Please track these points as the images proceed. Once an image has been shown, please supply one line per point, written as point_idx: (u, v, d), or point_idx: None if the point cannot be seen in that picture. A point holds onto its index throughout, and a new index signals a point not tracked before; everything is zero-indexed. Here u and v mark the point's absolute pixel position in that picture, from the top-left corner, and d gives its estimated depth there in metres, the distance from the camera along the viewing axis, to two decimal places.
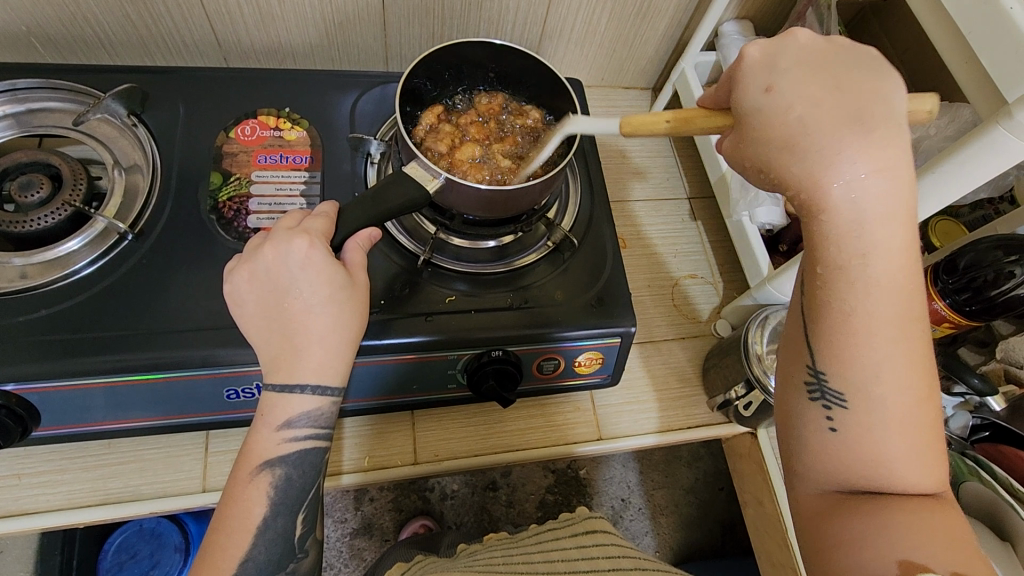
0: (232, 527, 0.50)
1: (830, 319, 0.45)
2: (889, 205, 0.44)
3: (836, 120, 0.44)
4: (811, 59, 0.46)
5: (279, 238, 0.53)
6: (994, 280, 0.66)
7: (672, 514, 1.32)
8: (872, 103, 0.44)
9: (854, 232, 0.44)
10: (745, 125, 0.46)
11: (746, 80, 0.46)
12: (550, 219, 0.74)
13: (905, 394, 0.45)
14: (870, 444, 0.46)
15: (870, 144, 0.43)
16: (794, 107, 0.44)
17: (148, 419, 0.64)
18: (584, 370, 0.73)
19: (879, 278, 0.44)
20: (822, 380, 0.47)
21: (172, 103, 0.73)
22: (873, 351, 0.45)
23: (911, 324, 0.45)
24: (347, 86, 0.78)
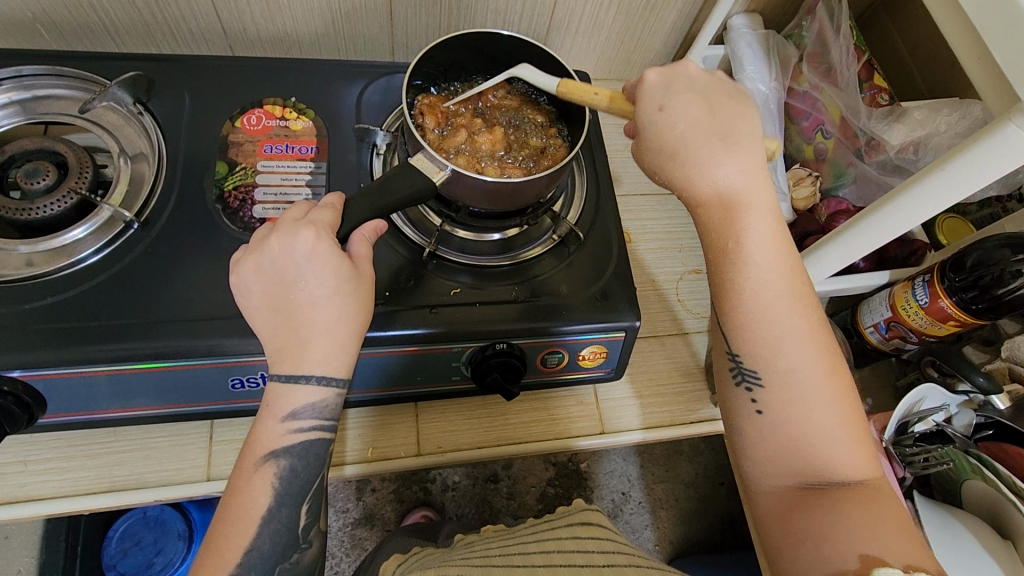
0: (238, 515, 0.51)
1: (732, 303, 0.51)
2: (755, 200, 0.51)
3: (707, 135, 0.51)
4: (693, 85, 0.54)
5: (286, 230, 0.53)
6: (1001, 278, 0.66)
7: (672, 508, 1.32)
8: (734, 118, 0.52)
9: (732, 222, 0.51)
10: (641, 136, 0.53)
11: (643, 99, 0.53)
12: (556, 212, 0.74)
13: (807, 366, 0.50)
14: (790, 422, 0.50)
15: (735, 153, 0.51)
16: (676, 123, 0.52)
17: (153, 407, 0.64)
18: (587, 364, 0.73)
19: (765, 261, 0.50)
20: (740, 365, 0.52)
21: (177, 92, 0.73)
22: (770, 329, 0.50)
23: (801, 300, 0.50)
24: (353, 76, 0.78)
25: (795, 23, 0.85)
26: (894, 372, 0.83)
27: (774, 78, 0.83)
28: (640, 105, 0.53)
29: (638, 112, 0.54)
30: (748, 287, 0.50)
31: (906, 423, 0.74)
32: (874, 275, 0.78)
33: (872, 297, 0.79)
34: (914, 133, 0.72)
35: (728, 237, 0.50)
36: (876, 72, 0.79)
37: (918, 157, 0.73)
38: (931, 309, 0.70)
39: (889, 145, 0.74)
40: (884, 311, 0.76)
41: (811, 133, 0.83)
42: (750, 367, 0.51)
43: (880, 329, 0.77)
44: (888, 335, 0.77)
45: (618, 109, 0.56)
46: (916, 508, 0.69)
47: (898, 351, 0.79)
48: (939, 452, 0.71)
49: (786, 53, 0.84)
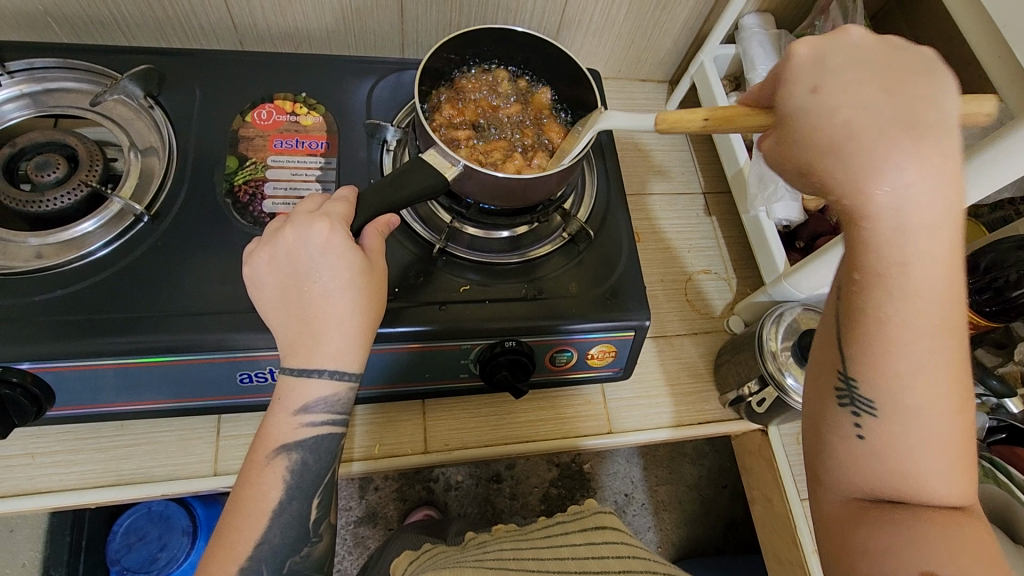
0: (248, 508, 0.50)
1: (868, 326, 0.42)
2: (933, 211, 0.40)
3: (882, 122, 0.40)
4: (862, 59, 0.42)
5: (300, 222, 0.53)
6: (1017, 281, 0.65)
7: (676, 510, 1.32)
8: (926, 103, 0.40)
9: (896, 234, 0.40)
10: (787, 126, 0.43)
11: (793, 79, 0.43)
12: (566, 210, 0.73)
13: (942, 403, 0.42)
14: (898, 454, 0.43)
15: (920, 151, 0.39)
16: (840, 111, 0.41)
17: (161, 401, 0.64)
18: (596, 363, 0.73)
19: (924, 280, 0.40)
20: (853, 387, 0.44)
21: (189, 86, 0.73)
22: (910, 357, 0.42)
23: (954, 329, 0.41)
24: (364, 72, 0.77)
25: (806, 23, 0.85)
26: None
27: None
28: (783, 88, 0.44)
29: (783, 95, 0.43)
30: (896, 309, 0.41)
31: None
32: None
33: None
34: None
35: (883, 250, 0.40)
36: None
37: None
38: None
39: None
40: None
41: None
42: (869, 393, 0.43)
43: None
44: None
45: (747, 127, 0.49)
46: None
47: None
48: None
49: None
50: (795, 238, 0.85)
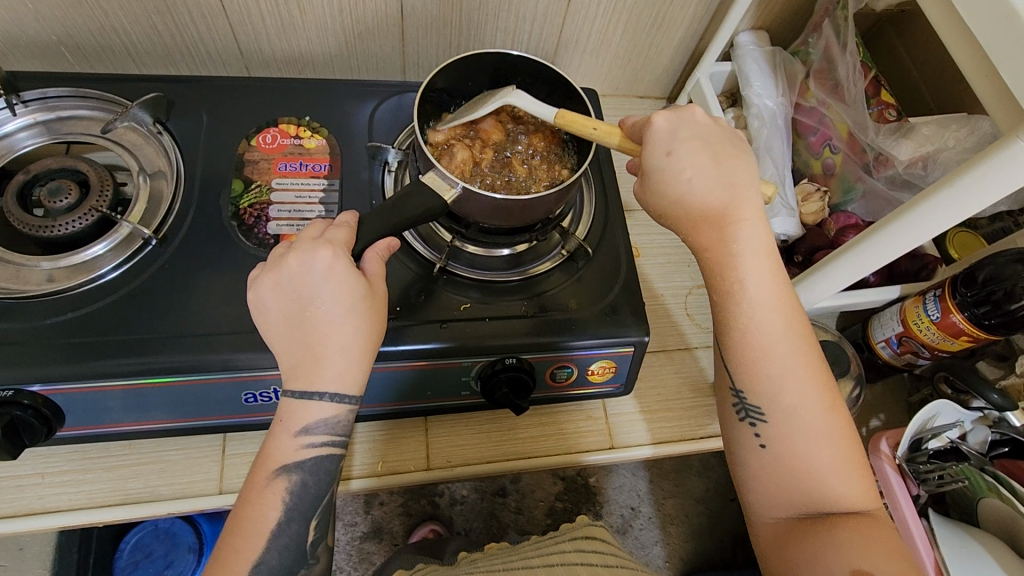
0: (249, 530, 0.51)
1: (734, 344, 0.54)
2: (756, 246, 0.54)
3: (713, 183, 0.53)
4: (701, 134, 0.55)
5: (304, 248, 0.54)
6: (1013, 293, 0.65)
7: (683, 524, 1.31)
8: (738, 169, 0.55)
9: (738, 265, 0.53)
10: (651, 179, 0.55)
11: (652, 143, 0.55)
12: (565, 228, 0.74)
13: (805, 399, 0.53)
14: (793, 455, 0.52)
15: (737, 204, 0.54)
16: (684, 170, 0.54)
17: (168, 421, 0.65)
18: (597, 378, 0.73)
19: (762, 300, 0.53)
20: (743, 401, 0.55)
21: (196, 111, 0.75)
22: (770, 364, 0.53)
23: (796, 335, 0.53)
24: (366, 95, 0.79)
25: (800, 39, 0.86)
26: (906, 388, 0.82)
27: (781, 93, 0.85)
28: (649, 147, 0.55)
29: (648, 156, 0.55)
30: (749, 327, 0.53)
31: (919, 440, 0.72)
32: (885, 289, 0.78)
33: (884, 311, 0.79)
34: (922, 149, 0.72)
35: (731, 280, 0.53)
36: (883, 89, 0.79)
37: (927, 173, 0.72)
38: (944, 325, 0.70)
39: (897, 161, 0.73)
40: (895, 325, 0.76)
41: (820, 147, 0.83)
42: (754, 403, 0.54)
43: (891, 344, 0.77)
44: (900, 350, 0.76)
45: (626, 150, 0.58)
46: (930, 525, 0.67)
47: (911, 366, 0.78)
48: (954, 468, 0.69)
49: (793, 69, 0.85)
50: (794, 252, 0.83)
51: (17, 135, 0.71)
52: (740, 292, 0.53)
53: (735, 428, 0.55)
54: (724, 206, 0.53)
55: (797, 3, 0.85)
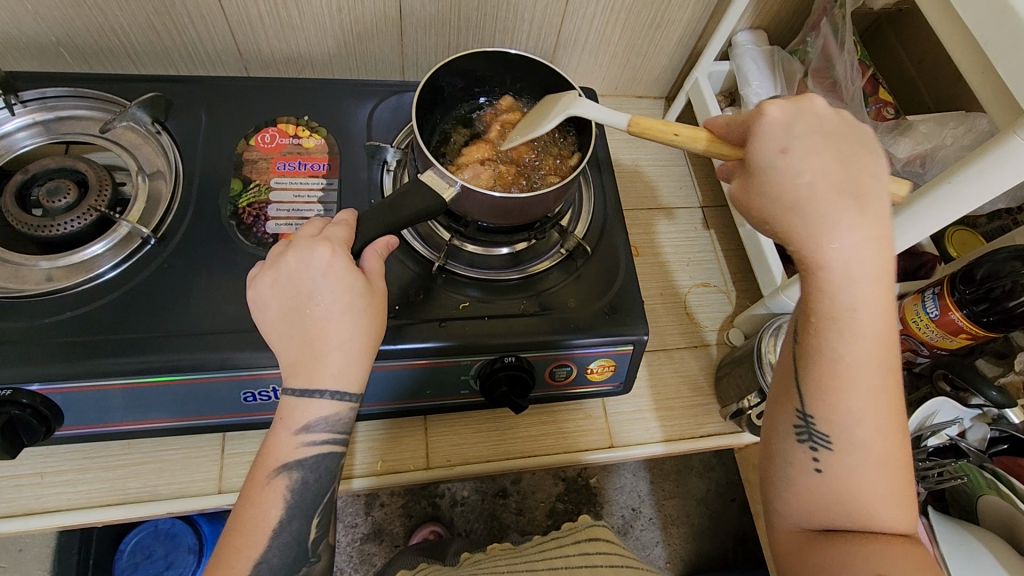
0: (250, 528, 0.51)
1: (826, 367, 0.47)
2: (869, 266, 0.46)
3: (836, 190, 0.46)
4: (825, 132, 0.48)
5: (302, 246, 0.54)
6: (1012, 289, 0.65)
7: (683, 525, 1.31)
8: (866, 176, 0.47)
9: (848, 283, 0.46)
10: (756, 179, 0.48)
11: (766, 138, 0.48)
12: (563, 227, 0.74)
13: (880, 433, 0.48)
14: (850, 485, 0.48)
15: (861, 216, 0.46)
16: (803, 173, 0.46)
17: (167, 420, 0.65)
18: (596, 377, 0.73)
19: (869, 327, 0.46)
20: (811, 424, 0.49)
21: (194, 111, 0.75)
22: (857, 396, 0.47)
23: (891, 367, 0.47)
24: (365, 95, 0.79)
25: (799, 38, 0.87)
26: (906, 388, 0.81)
27: (780, 93, 0.84)
28: (758, 143, 0.48)
29: (756, 151, 0.48)
30: (847, 355, 0.47)
31: (919, 437, 0.73)
32: None
33: None
34: (920, 147, 0.71)
35: (839, 300, 0.46)
36: (882, 87, 0.80)
37: (925, 170, 0.71)
38: (942, 322, 0.70)
39: (894, 159, 0.73)
40: (895, 323, 0.76)
41: None
42: (824, 430, 0.49)
43: None
44: (900, 348, 0.77)
45: (716, 153, 0.54)
46: (928, 524, 0.67)
47: (910, 364, 0.78)
48: (953, 466, 0.69)
49: (791, 68, 0.85)
50: None
51: (15, 135, 0.71)
52: (843, 313, 0.46)
53: (790, 446, 0.50)
54: (845, 217, 0.46)
55: (795, 3, 0.85)
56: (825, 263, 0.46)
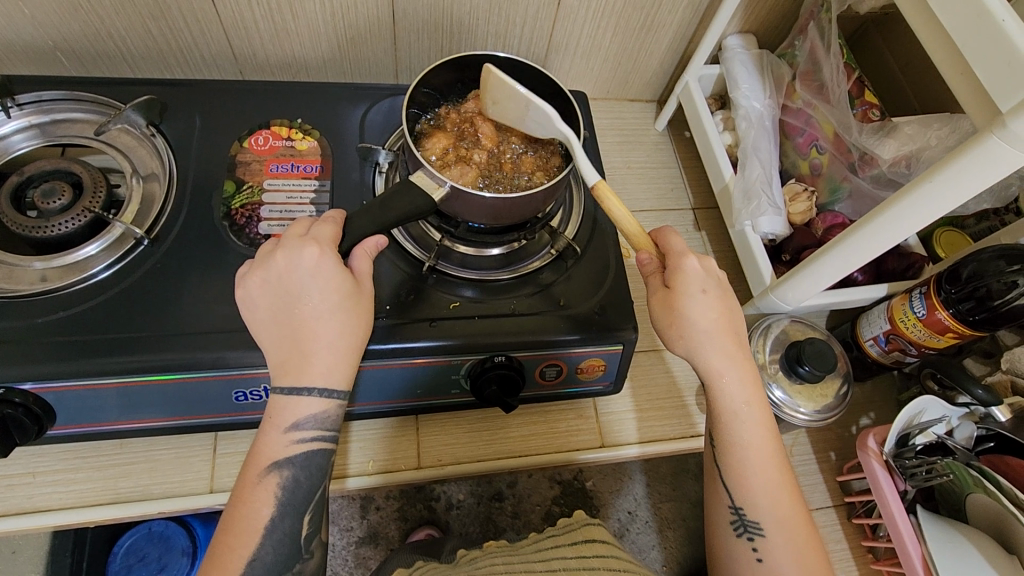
0: (243, 527, 0.52)
1: (737, 460, 0.60)
2: (752, 385, 0.61)
3: (726, 330, 0.60)
4: (720, 281, 0.62)
5: (291, 246, 0.55)
6: (998, 290, 0.66)
7: (680, 528, 1.29)
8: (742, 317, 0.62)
9: (737, 393, 0.60)
10: (679, 309, 0.59)
11: (687, 281, 0.59)
12: (554, 228, 0.75)
13: (794, 518, 0.59)
14: (783, 565, 0.58)
15: (739, 343, 0.61)
16: (710, 312, 0.60)
17: (159, 419, 0.66)
18: (586, 376, 0.74)
19: (757, 424, 0.60)
20: (743, 516, 0.60)
21: (189, 114, 0.76)
22: (764, 484, 0.59)
23: (781, 459, 0.61)
24: (358, 99, 0.80)
25: (788, 42, 0.88)
26: (896, 386, 0.84)
27: (769, 95, 0.86)
28: (681, 281, 0.60)
29: (684, 284, 0.59)
30: (749, 446, 0.60)
31: (906, 436, 0.72)
32: (872, 288, 0.79)
33: (872, 310, 0.80)
34: (905, 148, 0.72)
35: (731, 406, 0.60)
36: (868, 90, 0.80)
37: (910, 171, 0.72)
38: (929, 322, 0.70)
39: (881, 160, 0.74)
40: (883, 323, 0.77)
41: (807, 148, 0.84)
42: (753, 519, 0.59)
43: (879, 342, 0.77)
44: (888, 348, 0.77)
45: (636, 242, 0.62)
46: (919, 523, 0.67)
47: (899, 364, 0.79)
48: (940, 462, 0.68)
49: (780, 72, 0.86)
50: (781, 251, 0.83)
51: (12, 138, 0.72)
52: (739, 418, 0.60)
53: (733, 542, 0.60)
54: (735, 347, 0.61)
55: (783, 8, 0.86)
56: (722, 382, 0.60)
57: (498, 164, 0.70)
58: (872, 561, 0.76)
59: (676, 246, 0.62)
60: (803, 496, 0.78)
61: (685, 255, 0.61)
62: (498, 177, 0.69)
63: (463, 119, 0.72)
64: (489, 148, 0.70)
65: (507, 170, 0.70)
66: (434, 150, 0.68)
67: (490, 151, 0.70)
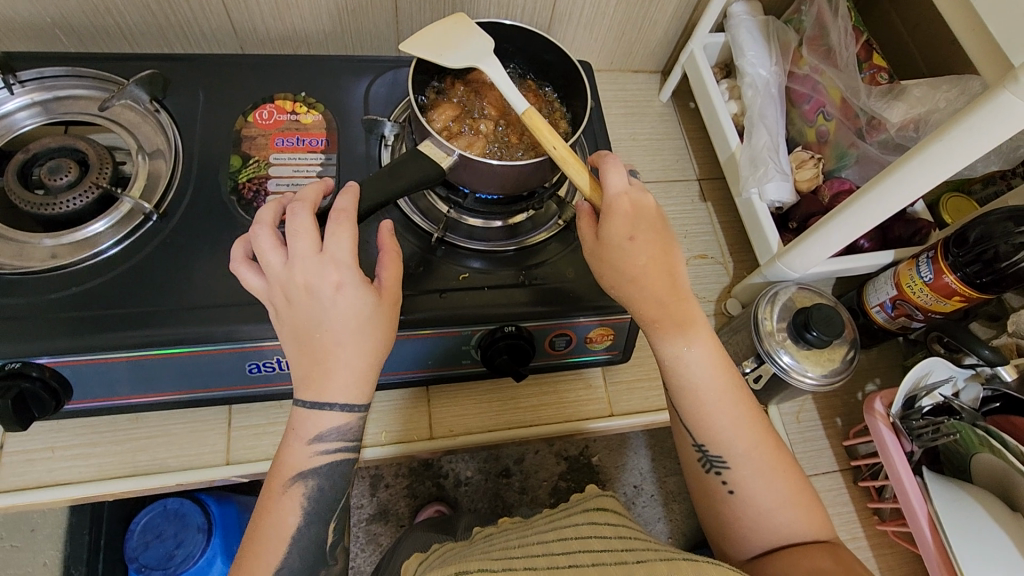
0: (270, 533, 0.55)
1: (691, 407, 0.61)
2: (691, 324, 0.60)
3: (659, 273, 0.59)
4: (648, 218, 0.60)
5: (308, 264, 0.53)
6: (1005, 252, 0.66)
7: (684, 502, 1.32)
8: (671, 249, 0.60)
9: (677, 338, 0.59)
10: (609, 258, 0.59)
11: (614, 230, 0.59)
12: (562, 198, 0.75)
13: (757, 445, 0.60)
14: (755, 495, 0.59)
15: (667, 277, 0.60)
16: (640, 258, 0.59)
17: (174, 393, 0.66)
18: (595, 345, 0.74)
19: (704, 359, 0.60)
20: (707, 454, 0.61)
21: (192, 89, 0.75)
22: (722, 419, 0.60)
23: (734, 385, 0.61)
24: (361, 71, 0.80)
25: (794, 8, 0.87)
26: (902, 352, 0.85)
27: (775, 63, 0.85)
28: (608, 229, 0.59)
29: (610, 232, 0.59)
30: (699, 387, 0.60)
31: (913, 397, 0.73)
32: (880, 254, 0.79)
33: (879, 276, 0.80)
34: (914, 110, 0.73)
35: (671, 358, 0.60)
36: (875, 53, 0.80)
37: (919, 134, 0.72)
38: (936, 286, 0.71)
39: (889, 124, 0.74)
40: (889, 289, 0.77)
41: (814, 116, 0.83)
42: (716, 454, 0.60)
43: (886, 308, 0.78)
44: (894, 314, 0.78)
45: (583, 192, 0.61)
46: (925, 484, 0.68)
47: (905, 330, 0.79)
48: (946, 423, 0.68)
49: (786, 38, 0.85)
50: (788, 219, 0.83)
51: (16, 115, 0.72)
52: (688, 364, 0.60)
53: (704, 478, 0.62)
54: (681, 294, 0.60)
55: None
56: (663, 335, 0.60)
57: (507, 129, 0.70)
58: (877, 523, 0.77)
59: (615, 197, 0.59)
60: (809, 460, 0.80)
61: (614, 194, 0.59)
62: (507, 140, 0.69)
63: (470, 90, 0.72)
64: (495, 116, 0.70)
65: (516, 134, 0.70)
66: (440, 118, 0.68)
67: (499, 116, 0.70)
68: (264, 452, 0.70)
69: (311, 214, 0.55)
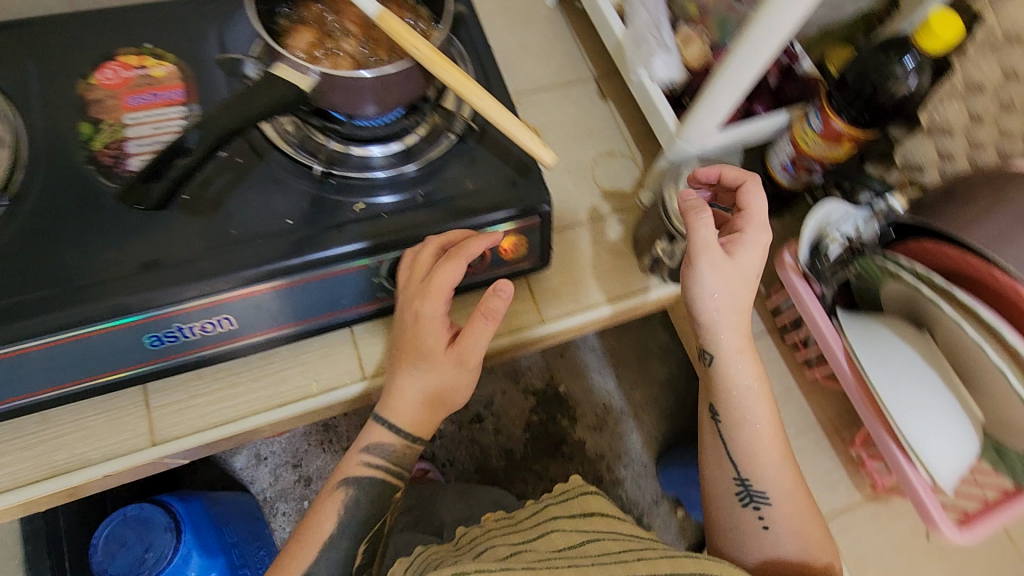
0: (310, 538, 0.66)
1: (728, 403, 0.68)
2: (733, 304, 0.65)
3: (736, 278, 0.64)
4: (753, 241, 0.65)
5: (426, 300, 0.64)
6: (881, 87, 0.68)
7: (653, 410, 1.34)
8: (750, 261, 0.65)
9: (723, 318, 0.65)
10: (695, 260, 0.63)
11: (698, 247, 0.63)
12: (448, 109, 0.72)
13: (794, 490, 0.68)
14: (784, 537, 0.67)
15: (721, 277, 0.63)
16: (715, 293, 0.64)
17: (75, 386, 0.62)
18: (512, 256, 0.72)
19: (749, 365, 0.67)
20: (741, 473, 0.68)
21: (20, 58, 0.68)
22: (762, 427, 0.67)
23: (773, 406, 0.69)
24: (211, 12, 0.73)
25: None
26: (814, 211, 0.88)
27: None
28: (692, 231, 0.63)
29: (701, 238, 0.63)
30: (745, 394, 0.67)
31: (820, 242, 0.76)
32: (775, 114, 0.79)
33: (778, 139, 0.81)
34: None
35: (705, 316, 0.65)
36: None
37: None
38: (826, 134, 0.72)
39: None
40: (787, 148, 0.78)
41: None
42: (758, 491, 0.67)
43: (787, 168, 0.79)
44: (795, 172, 0.79)
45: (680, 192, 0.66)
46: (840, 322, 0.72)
47: (808, 185, 0.82)
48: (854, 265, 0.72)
49: None
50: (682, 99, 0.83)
51: None
52: (738, 360, 0.66)
53: (740, 511, 0.68)
54: (727, 280, 0.64)
55: None
56: (707, 307, 0.65)
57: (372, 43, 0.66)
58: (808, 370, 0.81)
59: (756, 212, 0.66)
60: None
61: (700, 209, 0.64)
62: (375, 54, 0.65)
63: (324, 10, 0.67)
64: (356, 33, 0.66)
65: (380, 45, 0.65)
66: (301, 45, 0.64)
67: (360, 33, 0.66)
68: (193, 425, 0.67)
69: (436, 249, 0.65)
